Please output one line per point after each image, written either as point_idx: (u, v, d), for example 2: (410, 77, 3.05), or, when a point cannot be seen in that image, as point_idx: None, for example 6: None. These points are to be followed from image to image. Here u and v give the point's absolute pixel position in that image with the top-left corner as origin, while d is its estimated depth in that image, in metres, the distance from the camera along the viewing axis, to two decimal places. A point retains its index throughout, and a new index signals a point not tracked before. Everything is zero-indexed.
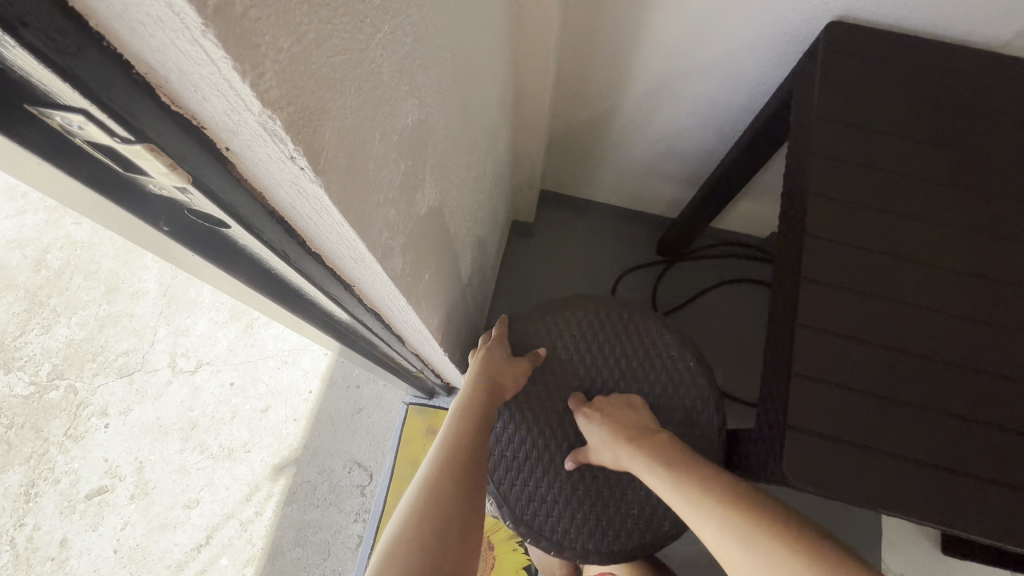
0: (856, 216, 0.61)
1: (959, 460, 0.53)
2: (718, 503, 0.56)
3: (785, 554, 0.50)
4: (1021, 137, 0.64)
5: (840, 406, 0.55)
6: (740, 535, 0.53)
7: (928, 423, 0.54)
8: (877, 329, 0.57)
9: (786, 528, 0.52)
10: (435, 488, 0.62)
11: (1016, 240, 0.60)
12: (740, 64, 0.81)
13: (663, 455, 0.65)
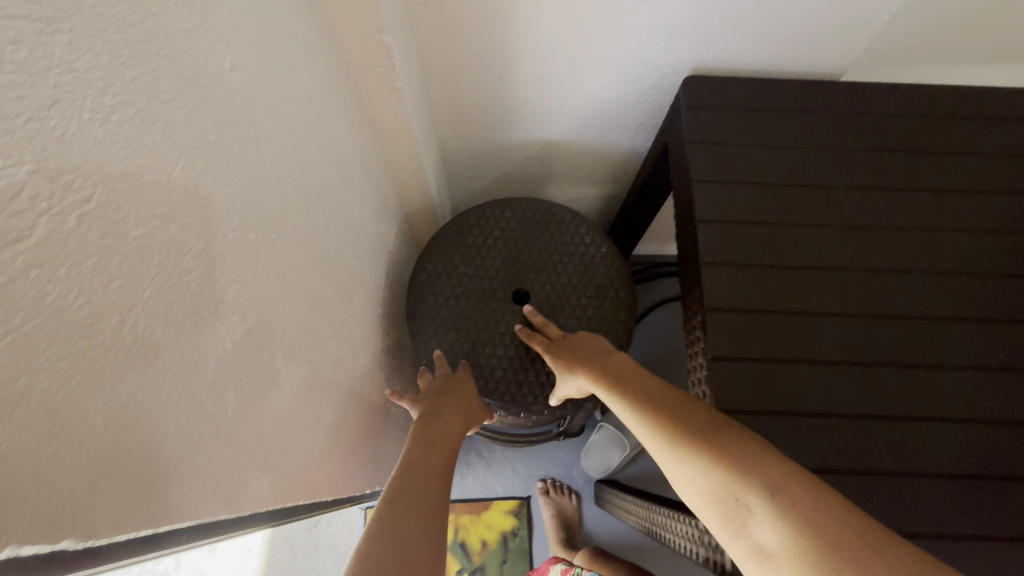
0: (763, 279, 0.57)
1: (946, 520, 0.48)
2: (657, 408, 0.48)
3: (719, 452, 0.42)
4: (896, 155, 0.63)
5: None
6: (671, 436, 0.45)
7: (904, 486, 0.49)
8: (819, 395, 0.52)
9: (721, 428, 0.44)
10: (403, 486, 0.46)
11: (923, 263, 0.58)
12: (615, 116, 0.80)
13: (605, 369, 0.56)
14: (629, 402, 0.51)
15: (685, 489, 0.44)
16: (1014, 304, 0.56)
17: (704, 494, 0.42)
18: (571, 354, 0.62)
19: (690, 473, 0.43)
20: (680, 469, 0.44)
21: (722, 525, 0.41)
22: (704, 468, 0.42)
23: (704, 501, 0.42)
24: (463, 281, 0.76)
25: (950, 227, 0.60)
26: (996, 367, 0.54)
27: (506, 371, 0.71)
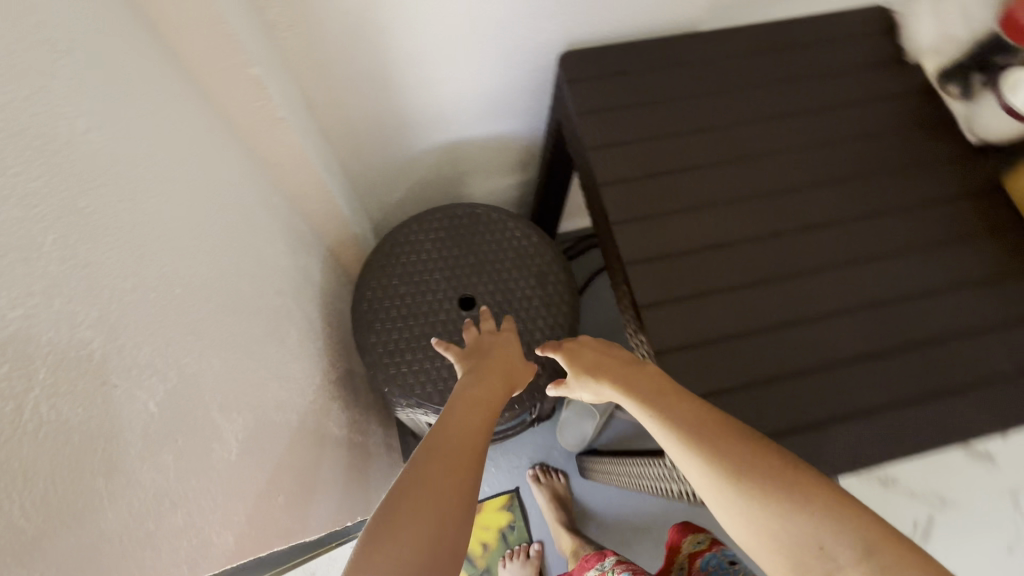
0: (670, 225, 0.61)
1: (859, 400, 0.54)
2: (716, 439, 0.44)
3: (798, 504, 0.40)
4: (762, 87, 0.69)
5: (752, 404, 0.54)
6: (737, 476, 0.42)
7: (821, 379, 0.55)
8: (737, 319, 0.57)
9: (797, 469, 0.42)
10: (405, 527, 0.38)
11: (802, 179, 0.64)
12: (506, 103, 0.82)
13: (638, 378, 0.50)
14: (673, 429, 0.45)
15: (743, 523, 0.42)
16: (883, 197, 0.64)
17: (775, 540, 0.40)
18: (595, 358, 0.54)
19: (761, 518, 0.41)
20: (747, 507, 0.41)
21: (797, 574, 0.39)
22: (779, 516, 0.40)
23: (766, 546, 0.41)
24: (401, 301, 0.68)
25: (821, 141, 0.66)
26: (877, 256, 0.61)
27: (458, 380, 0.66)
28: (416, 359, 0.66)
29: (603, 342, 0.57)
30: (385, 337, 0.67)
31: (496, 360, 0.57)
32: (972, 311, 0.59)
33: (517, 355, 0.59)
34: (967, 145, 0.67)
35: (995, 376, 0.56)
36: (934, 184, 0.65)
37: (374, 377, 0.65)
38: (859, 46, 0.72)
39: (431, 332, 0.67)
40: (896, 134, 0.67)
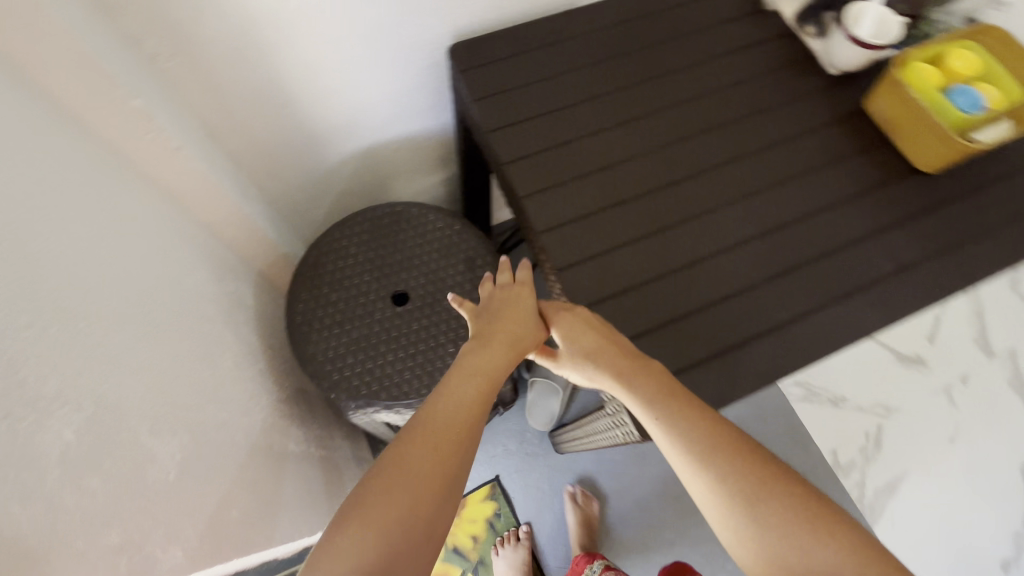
0: (573, 191, 0.65)
1: (762, 320, 0.60)
2: (730, 464, 0.46)
3: (818, 544, 0.42)
4: (641, 52, 0.74)
5: (667, 342, 0.58)
6: (754, 507, 0.44)
7: (726, 307, 0.60)
8: (645, 267, 0.62)
9: (817, 507, 0.44)
10: (383, 519, 0.41)
11: (688, 130, 0.69)
12: (411, 102, 0.84)
13: (645, 381, 0.51)
14: (680, 442, 0.47)
15: (748, 548, 0.43)
16: (761, 136, 0.70)
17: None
18: (596, 351, 0.54)
19: (780, 552, 0.42)
20: (755, 531, 0.43)
21: None
22: (798, 549, 0.42)
23: None
24: (335, 307, 0.69)
25: (701, 94, 0.72)
26: (763, 189, 0.66)
27: (400, 372, 0.67)
28: (357, 362, 0.67)
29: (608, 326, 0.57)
30: (322, 344, 0.68)
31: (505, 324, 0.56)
32: (852, 223, 0.65)
33: (527, 317, 0.58)
34: (829, 77, 0.74)
35: (877, 279, 0.62)
36: (805, 117, 0.71)
37: (319, 387, 0.66)
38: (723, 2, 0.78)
39: (369, 333, 0.68)
40: (766, 77, 0.74)
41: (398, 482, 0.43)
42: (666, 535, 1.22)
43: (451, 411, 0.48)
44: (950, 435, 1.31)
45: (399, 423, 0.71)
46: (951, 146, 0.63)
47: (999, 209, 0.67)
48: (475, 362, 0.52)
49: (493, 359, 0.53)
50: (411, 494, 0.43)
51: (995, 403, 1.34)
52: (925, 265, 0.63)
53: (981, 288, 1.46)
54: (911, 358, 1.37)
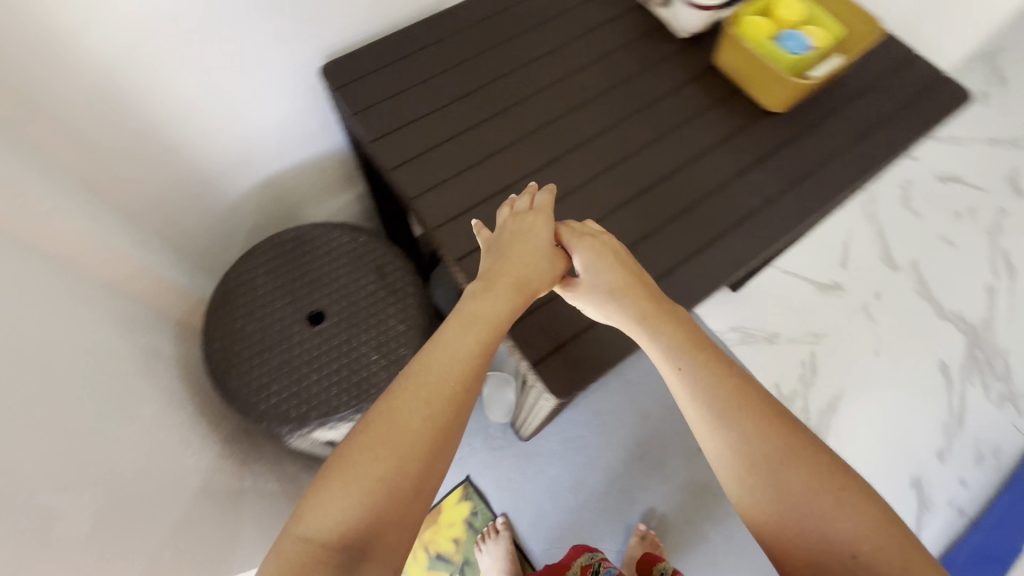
0: (459, 185, 0.69)
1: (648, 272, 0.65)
2: (754, 423, 0.50)
3: (837, 513, 0.45)
4: (503, 46, 0.78)
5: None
6: (775, 473, 0.47)
7: None
8: None
9: (846, 484, 0.46)
10: (370, 476, 0.43)
11: (556, 111, 0.74)
12: (298, 127, 0.86)
13: (669, 336, 0.55)
14: (703, 391, 0.51)
15: (758, 501, 0.48)
16: (625, 105, 0.75)
17: (805, 542, 0.45)
18: (618, 305, 0.58)
19: (794, 512, 0.46)
20: (770, 492, 0.47)
21: None
22: (815, 515, 0.45)
23: (796, 543, 0.45)
24: (251, 338, 0.70)
25: (566, 76, 0.77)
26: (634, 153, 0.72)
27: (325, 387, 0.68)
28: (282, 388, 0.67)
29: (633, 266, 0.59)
30: (244, 376, 0.68)
31: (514, 260, 0.57)
32: (717, 169, 0.71)
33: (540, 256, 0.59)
34: (679, 40, 0.81)
35: (746, 215, 0.68)
36: (663, 81, 0.78)
37: (248, 419, 0.66)
38: None
39: (290, 357, 0.69)
40: (623, 51, 0.80)
41: (386, 438, 0.44)
42: (638, 496, 1.28)
43: (447, 362, 0.49)
44: (874, 348, 1.42)
45: (339, 438, 0.72)
46: (787, 87, 0.71)
47: (842, 134, 0.74)
48: (476, 309, 0.53)
49: (498, 305, 0.54)
50: (399, 451, 0.44)
51: (908, 311, 1.46)
52: (786, 195, 0.70)
53: (877, 212, 1.59)
54: (828, 285, 1.48)
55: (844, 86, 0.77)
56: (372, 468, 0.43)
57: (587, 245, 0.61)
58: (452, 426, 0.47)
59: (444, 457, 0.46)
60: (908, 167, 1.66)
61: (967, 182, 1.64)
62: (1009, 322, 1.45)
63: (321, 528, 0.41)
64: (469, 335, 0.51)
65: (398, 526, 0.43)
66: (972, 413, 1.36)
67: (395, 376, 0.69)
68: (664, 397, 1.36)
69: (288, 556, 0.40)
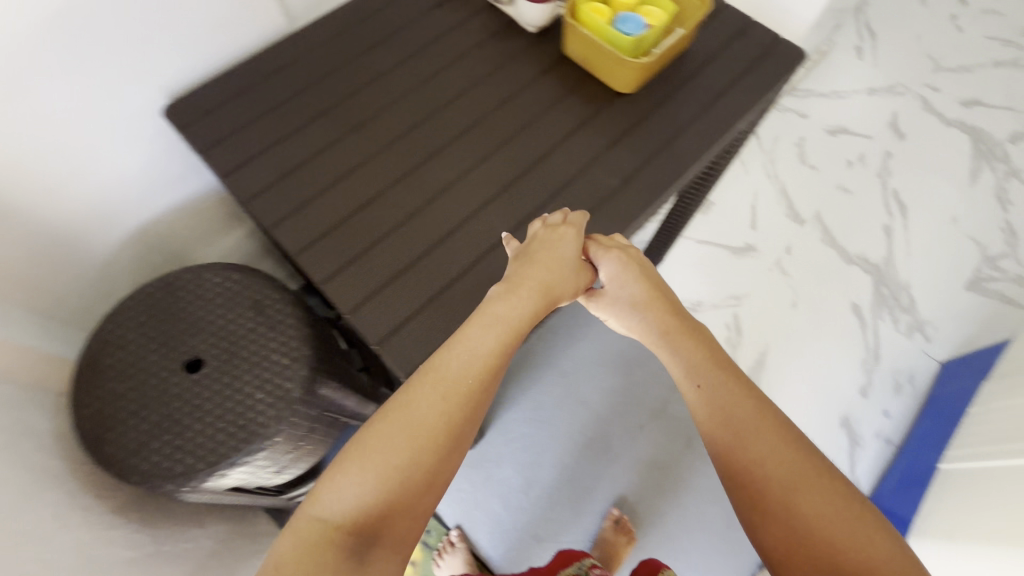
0: (319, 207, 0.67)
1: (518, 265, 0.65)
2: (773, 447, 0.56)
3: (844, 536, 0.50)
4: (352, 66, 0.79)
5: (438, 316, 0.62)
6: (785, 487, 0.54)
7: (484, 264, 0.65)
8: (402, 253, 0.65)
9: (855, 512, 0.52)
10: (386, 466, 0.50)
11: (413, 120, 0.74)
12: (158, 170, 0.83)
13: (694, 356, 0.63)
14: (721, 403, 0.59)
15: (766, 511, 0.54)
16: (481, 105, 0.76)
17: (805, 551, 0.51)
18: (645, 324, 0.65)
19: (799, 524, 0.52)
20: (779, 506, 0.53)
21: None
22: (823, 536, 0.51)
23: (797, 551, 0.51)
24: (124, 397, 0.66)
25: (420, 85, 0.77)
26: (493, 150, 0.72)
27: (210, 433, 0.65)
28: (164, 443, 0.64)
29: (657, 284, 0.67)
30: (120, 439, 0.64)
31: (532, 274, 0.61)
32: (576, 155, 0.72)
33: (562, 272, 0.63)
34: (531, 34, 0.82)
35: (607, 196, 0.70)
36: (517, 77, 0.79)
37: (129, 482, 0.63)
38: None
39: (168, 410, 0.66)
40: (477, 53, 0.81)
41: (403, 433, 0.51)
42: (588, 483, 1.29)
43: (464, 364, 0.55)
44: (791, 301, 1.48)
45: (240, 484, 0.70)
46: (636, 65, 0.73)
47: (691, 105, 0.77)
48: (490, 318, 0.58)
49: (511, 319, 0.59)
50: (415, 444, 0.51)
51: (817, 261, 1.54)
52: (643, 171, 0.72)
53: (778, 171, 1.67)
54: (741, 248, 1.54)
55: (690, 60, 0.81)
56: (388, 459, 0.50)
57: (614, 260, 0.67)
58: (461, 425, 0.53)
59: (452, 453, 0.53)
60: (800, 125, 1.75)
61: (854, 132, 1.74)
62: (908, 256, 1.55)
63: (338, 507, 0.48)
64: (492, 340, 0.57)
65: (406, 514, 0.49)
66: (886, 347, 1.44)
67: (284, 411, 0.67)
68: (601, 381, 1.38)
69: (310, 528, 0.47)
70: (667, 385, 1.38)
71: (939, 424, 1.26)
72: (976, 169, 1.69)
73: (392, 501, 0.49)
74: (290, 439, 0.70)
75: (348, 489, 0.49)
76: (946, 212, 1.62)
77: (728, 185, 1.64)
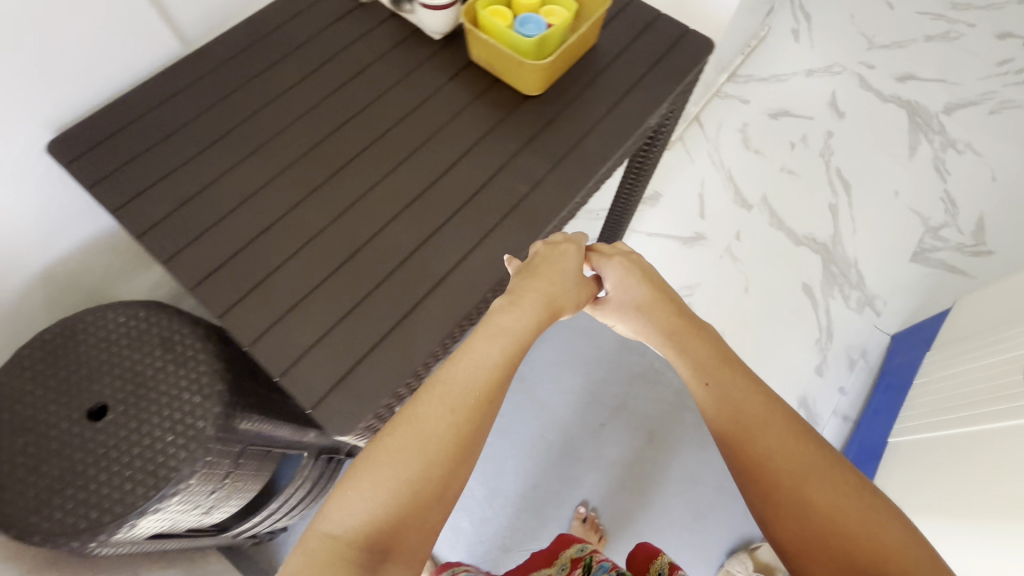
0: (216, 235, 0.65)
1: (426, 280, 0.64)
2: (781, 441, 0.60)
3: (852, 520, 0.54)
4: (251, 84, 0.76)
5: (345, 339, 0.60)
6: (797, 477, 0.58)
7: (391, 281, 0.63)
8: (304, 277, 0.63)
9: (863, 499, 0.56)
10: (393, 486, 0.49)
11: (315, 137, 0.72)
12: (58, 209, 0.78)
13: (697, 351, 0.71)
14: (730, 399, 0.65)
15: (774, 499, 0.58)
16: (387, 118, 0.74)
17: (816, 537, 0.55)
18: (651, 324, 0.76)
19: (811, 511, 0.56)
20: (788, 492, 0.58)
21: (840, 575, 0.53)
22: (833, 521, 0.55)
23: (808, 538, 0.55)
24: (23, 452, 0.63)
25: (323, 100, 0.75)
26: (399, 164, 0.71)
27: (118, 482, 0.62)
28: (67, 497, 0.61)
29: (657, 286, 0.79)
30: (20, 497, 0.61)
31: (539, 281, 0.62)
32: (485, 163, 0.71)
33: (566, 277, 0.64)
34: (437, 42, 0.81)
35: (516, 202, 0.69)
36: (423, 86, 0.77)
37: (31, 542, 0.60)
38: (326, 10, 0.83)
39: (71, 461, 0.63)
40: (383, 64, 0.79)
41: (409, 453, 0.50)
42: (552, 487, 1.28)
43: (470, 374, 0.55)
44: (743, 287, 1.49)
45: (160, 529, 0.67)
46: (537, 67, 0.71)
47: (601, 103, 0.76)
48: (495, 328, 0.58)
49: (514, 330, 0.58)
50: (424, 455, 0.50)
51: (766, 244, 1.55)
52: (553, 174, 0.71)
53: (723, 158, 1.68)
54: (691, 238, 1.55)
55: (599, 56, 0.80)
56: (396, 480, 0.49)
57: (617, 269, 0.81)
58: (469, 435, 0.52)
59: (462, 465, 0.51)
60: (742, 111, 1.76)
61: (795, 114, 1.76)
62: (854, 233, 1.57)
63: (347, 522, 0.48)
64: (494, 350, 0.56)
65: (416, 527, 0.48)
66: (838, 324, 1.45)
67: (197, 451, 0.65)
68: (560, 383, 1.37)
69: (321, 545, 0.47)
70: (626, 381, 1.38)
71: (890, 398, 1.28)
72: (914, 142, 1.72)
73: (403, 522, 0.48)
74: (208, 480, 0.68)
75: (356, 511, 0.48)
76: (888, 186, 1.64)
77: (675, 176, 1.65)
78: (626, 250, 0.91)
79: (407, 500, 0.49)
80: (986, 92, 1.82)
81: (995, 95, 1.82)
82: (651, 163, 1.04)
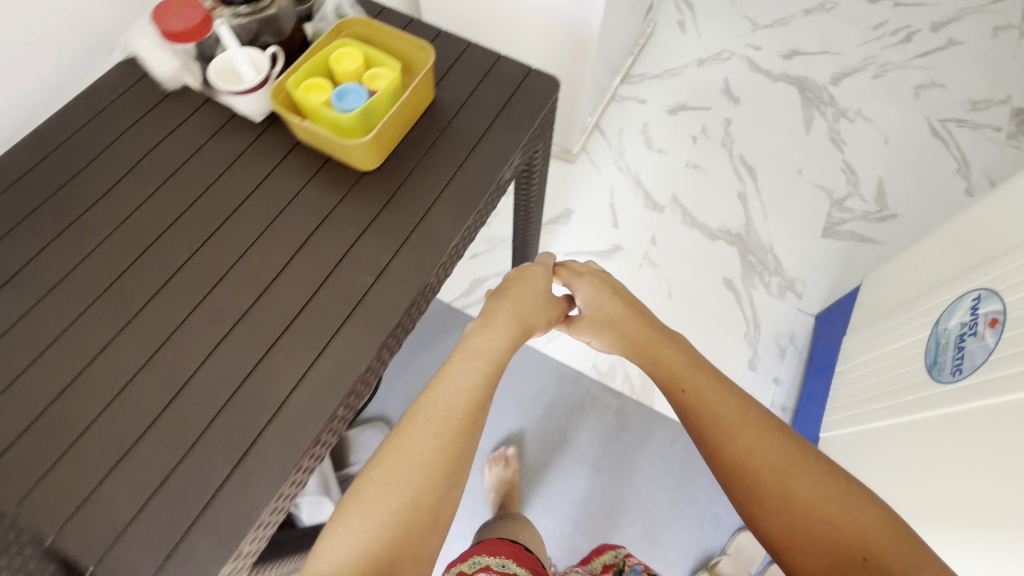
0: (9, 402, 0.55)
1: (267, 407, 0.56)
2: (760, 438, 0.66)
3: (825, 499, 0.61)
4: (43, 206, 0.66)
5: (169, 502, 0.52)
6: (772, 467, 0.64)
7: (225, 417, 0.56)
8: (120, 433, 0.54)
9: (841, 484, 0.62)
10: (388, 516, 0.60)
11: (126, 260, 0.63)
12: None
13: (674, 348, 0.79)
14: (704, 403, 0.71)
15: (744, 477, 0.65)
16: (211, 221, 0.66)
17: (783, 515, 0.62)
18: (621, 332, 0.84)
19: (782, 494, 0.63)
20: (764, 473, 0.64)
21: (816, 551, 0.60)
22: (813, 503, 0.61)
23: (783, 518, 0.62)
24: None
25: (132, 213, 0.66)
26: (227, 275, 0.63)
27: None
28: None
29: (630, 304, 0.86)
30: None
31: (509, 306, 0.79)
32: (324, 258, 0.64)
33: (532, 302, 0.81)
34: (259, 124, 0.73)
35: (362, 298, 0.62)
36: (249, 177, 0.69)
37: None
38: (129, 102, 0.73)
39: None
40: (202, 158, 0.70)
41: (398, 485, 0.62)
42: None
43: (448, 407, 0.67)
44: (667, 292, 1.47)
45: None
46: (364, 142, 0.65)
47: (445, 167, 0.71)
48: (465, 366, 0.71)
49: (479, 372, 0.70)
50: (413, 488, 0.62)
51: (683, 244, 1.54)
52: (399, 258, 0.65)
53: (628, 163, 1.66)
54: (608, 251, 1.52)
55: (437, 114, 0.74)
56: (390, 509, 0.61)
57: (588, 282, 0.89)
58: (453, 463, 0.65)
59: (448, 490, 0.64)
60: (640, 112, 1.75)
61: (692, 106, 1.76)
62: (765, 218, 1.57)
63: (348, 552, 0.59)
64: (469, 384, 0.69)
65: (412, 550, 0.61)
66: (764, 315, 1.45)
67: None
68: (497, 429, 1.32)
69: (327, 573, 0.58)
70: (564, 413, 1.33)
71: (821, 383, 1.27)
72: (809, 117, 1.75)
73: (401, 542, 0.60)
74: None
75: (358, 538, 0.59)
76: (791, 165, 1.66)
77: (584, 190, 1.62)
78: (599, 267, 0.93)
79: (402, 526, 0.60)
80: (867, 57, 1.88)
81: (875, 59, 1.87)
82: (534, 204, 0.99)
